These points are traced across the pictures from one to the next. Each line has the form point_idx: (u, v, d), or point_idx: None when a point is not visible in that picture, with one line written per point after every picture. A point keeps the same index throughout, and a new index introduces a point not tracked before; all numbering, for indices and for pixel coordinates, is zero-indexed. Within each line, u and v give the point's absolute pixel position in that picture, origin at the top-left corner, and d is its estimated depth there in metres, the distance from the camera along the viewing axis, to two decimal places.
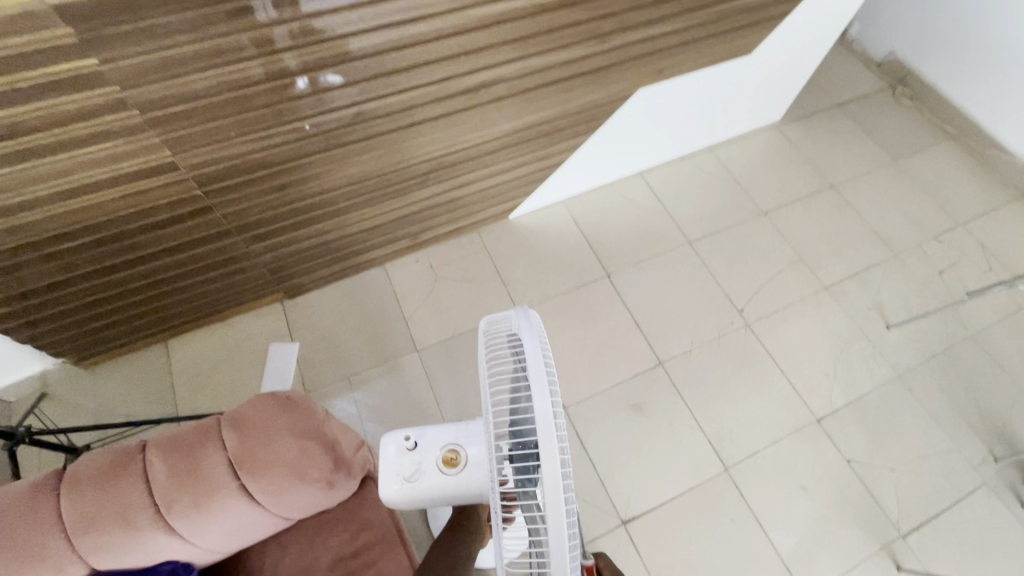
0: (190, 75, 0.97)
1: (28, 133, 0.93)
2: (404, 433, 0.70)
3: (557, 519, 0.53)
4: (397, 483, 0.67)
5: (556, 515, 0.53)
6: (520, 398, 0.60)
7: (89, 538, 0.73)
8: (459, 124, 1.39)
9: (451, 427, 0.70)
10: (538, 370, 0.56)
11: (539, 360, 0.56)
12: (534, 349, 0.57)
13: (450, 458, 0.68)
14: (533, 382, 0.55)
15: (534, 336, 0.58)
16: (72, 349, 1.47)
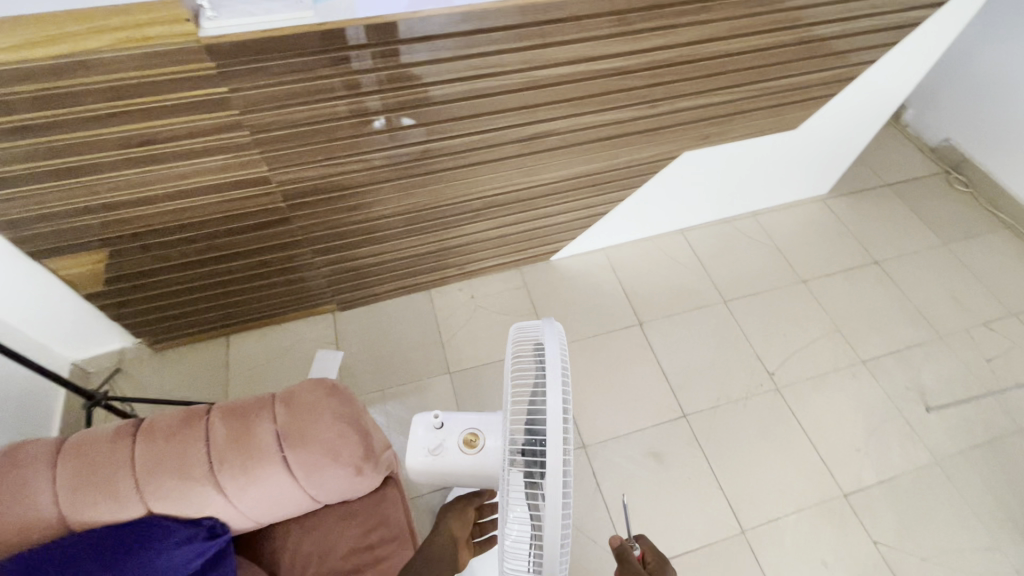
0: (294, 107, 1.16)
1: (161, 142, 1.13)
2: (433, 412, 0.77)
3: (553, 506, 0.58)
4: (422, 454, 0.74)
5: (552, 503, 0.57)
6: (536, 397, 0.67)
7: (151, 481, 0.84)
8: (514, 168, 1.53)
9: (474, 415, 0.77)
10: (554, 369, 0.63)
11: (557, 362, 0.63)
12: (552, 352, 0.64)
13: (471, 440, 0.75)
14: (548, 380, 0.61)
15: (555, 341, 0.65)
16: (149, 332, 1.65)
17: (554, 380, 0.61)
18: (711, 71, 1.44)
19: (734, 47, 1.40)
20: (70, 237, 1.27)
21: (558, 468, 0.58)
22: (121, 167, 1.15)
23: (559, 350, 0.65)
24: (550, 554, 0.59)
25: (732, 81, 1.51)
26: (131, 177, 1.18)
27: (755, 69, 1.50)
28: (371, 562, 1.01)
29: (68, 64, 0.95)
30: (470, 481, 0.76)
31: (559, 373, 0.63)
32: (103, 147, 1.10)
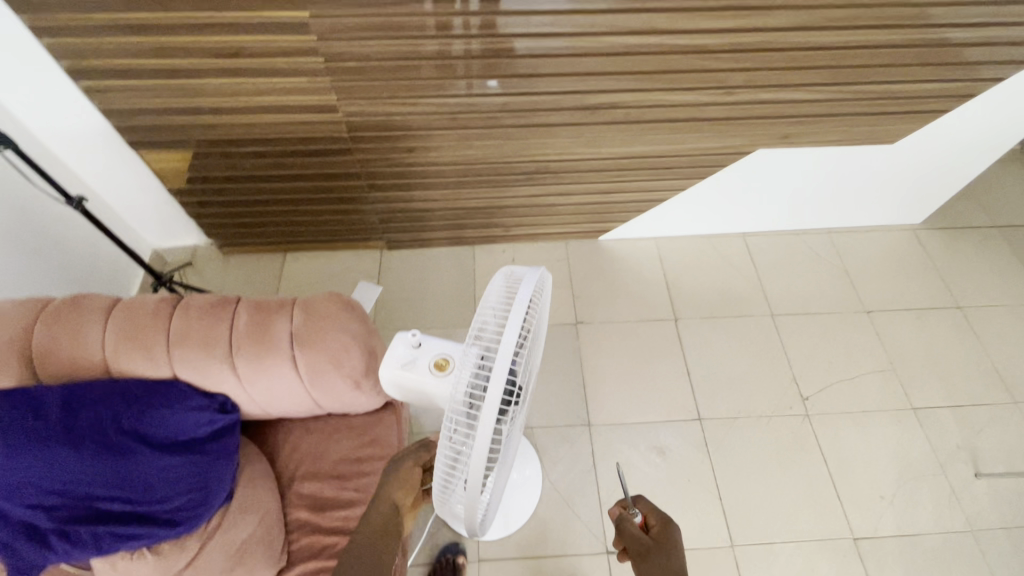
0: (367, 41, 1.21)
1: (247, 57, 1.23)
2: (413, 330, 0.81)
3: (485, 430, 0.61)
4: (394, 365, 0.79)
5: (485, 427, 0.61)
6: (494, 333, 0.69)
7: (179, 349, 0.95)
8: (573, 136, 1.51)
9: (451, 342, 0.81)
10: (519, 310, 0.65)
11: (524, 304, 0.65)
12: (522, 295, 0.66)
13: (441, 364, 0.78)
14: (510, 319, 0.64)
15: (528, 287, 0.68)
16: (220, 235, 1.82)
17: (516, 319, 0.63)
18: (802, 64, 1.34)
19: (833, 40, 1.28)
20: (163, 133, 1.42)
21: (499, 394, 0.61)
22: (211, 75, 1.27)
23: (530, 296, 0.67)
24: (473, 478, 0.63)
25: (826, 78, 1.39)
26: (218, 86, 1.30)
27: (855, 68, 1.37)
28: (357, 473, 1.09)
29: None
30: (432, 402, 0.81)
31: (523, 316, 0.66)
32: (197, 55, 1.21)
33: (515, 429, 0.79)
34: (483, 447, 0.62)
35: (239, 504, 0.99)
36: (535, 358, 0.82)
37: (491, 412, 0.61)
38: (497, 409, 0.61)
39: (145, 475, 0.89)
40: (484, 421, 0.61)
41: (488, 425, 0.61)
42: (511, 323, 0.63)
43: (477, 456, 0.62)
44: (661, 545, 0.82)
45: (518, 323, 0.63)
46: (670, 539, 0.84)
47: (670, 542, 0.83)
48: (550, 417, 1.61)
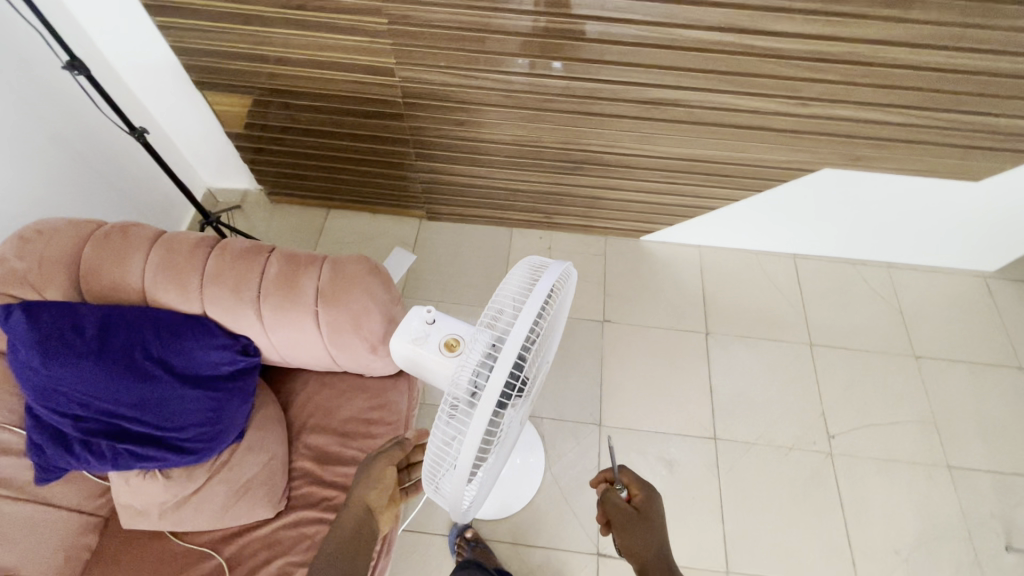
0: (432, 7, 1.20)
1: (314, 11, 1.23)
2: (429, 307, 0.81)
3: (480, 419, 0.61)
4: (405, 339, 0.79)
5: (480, 416, 0.60)
6: (506, 322, 0.67)
7: (211, 289, 0.98)
8: (629, 130, 1.46)
9: (465, 323, 0.80)
10: (534, 303, 0.63)
11: (540, 297, 0.63)
12: (541, 287, 0.64)
13: (451, 344, 0.78)
14: (525, 309, 0.62)
15: (549, 278, 0.65)
16: (269, 183, 1.87)
17: (530, 311, 0.62)
18: (890, 82, 1.23)
19: (929, 60, 1.18)
20: (228, 77, 1.46)
21: (499, 385, 0.60)
22: (278, 25, 1.28)
23: (550, 288, 0.65)
24: (462, 462, 0.63)
25: (914, 101, 1.28)
26: (283, 37, 1.31)
27: (949, 94, 1.25)
28: (362, 435, 1.11)
29: None
30: (438, 381, 0.81)
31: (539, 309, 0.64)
32: (266, 3, 1.23)
33: (518, 419, 0.78)
34: (476, 434, 0.61)
35: (249, 443, 1.03)
36: (549, 351, 0.81)
37: (488, 401, 0.60)
38: (496, 399, 0.60)
39: (165, 401, 0.93)
40: (481, 408, 0.60)
41: (484, 413, 0.61)
42: (524, 314, 0.61)
43: (469, 441, 0.62)
44: (648, 522, 0.81)
45: (532, 315, 0.61)
46: (654, 514, 0.83)
47: (655, 518, 0.82)
48: (562, 411, 1.59)
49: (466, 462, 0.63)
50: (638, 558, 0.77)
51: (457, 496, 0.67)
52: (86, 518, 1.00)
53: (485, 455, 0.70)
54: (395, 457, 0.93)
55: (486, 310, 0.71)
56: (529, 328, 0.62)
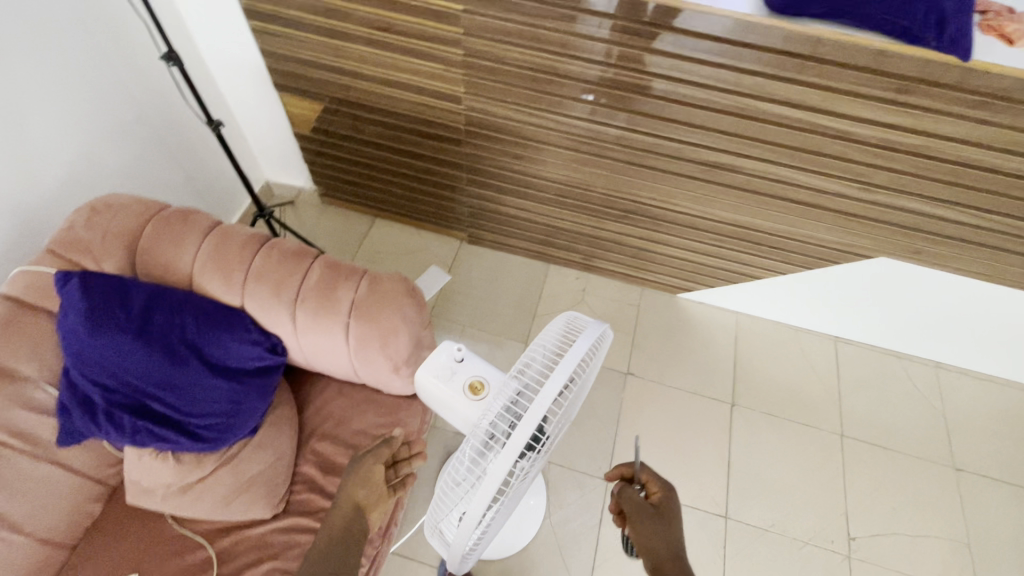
0: (507, 46, 1.24)
1: (396, 34, 1.29)
2: (458, 344, 0.81)
3: (494, 477, 0.60)
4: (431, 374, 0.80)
5: (495, 474, 0.59)
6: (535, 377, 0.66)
7: (253, 285, 1.01)
8: (682, 188, 1.45)
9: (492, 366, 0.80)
10: (567, 366, 0.62)
11: (573, 360, 0.62)
12: (575, 349, 0.63)
13: (476, 387, 0.78)
14: (555, 371, 0.61)
15: (584, 341, 0.64)
16: (324, 185, 1.93)
17: (561, 375, 0.61)
18: (963, 182, 1.19)
19: (1008, 166, 1.13)
20: (306, 83, 1.53)
21: (519, 446, 0.59)
22: (360, 43, 1.35)
23: (584, 351, 0.64)
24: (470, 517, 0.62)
25: (987, 204, 1.23)
26: (363, 54, 1.38)
27: None
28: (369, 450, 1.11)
29: None
30: (458, 419, 0.81)
31: (571, 372, 0.63)
32: (354, 22, 1.30)
33: (533, 471, 0.77)
34: (489, 491, 0.60)
35: (259, 441, 1.04)
36: (574, 407, 0.79)
37: (506, 461, 0.59)
38: (514, 459, 0.59)
39: (189, 386, 0.96)
40: (497, 465, 0.59)
41: (499, 471, 0.60)
42: (554, 377, 0.61)
43: (480, 496, 0.61)
44: (666, 522, 0.82)
45: (562, 379, 0.60)
46: (670, 513, 0.84)
47: (672, 518, 0.83)
48: (572, 459, 1.55)
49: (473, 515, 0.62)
50: (654, 555, 0.77)
51: (459, 545, 0.66)
52: (96, 485, 1.03)
53: (494, 507, 0.69)
54: (382, 454, 0.98)
55: (517, 360, 0.71)
56: (558, 391, 0.61)
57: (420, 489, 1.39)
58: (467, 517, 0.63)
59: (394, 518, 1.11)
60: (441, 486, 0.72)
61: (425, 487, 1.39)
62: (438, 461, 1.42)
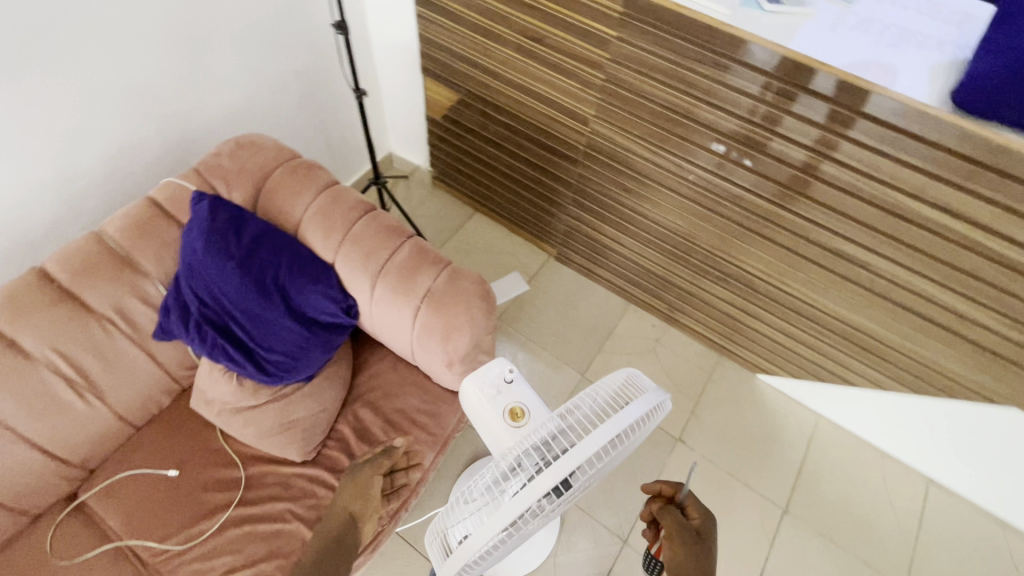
0: (650, 79, 1.22)
1: (545, 46, 1.32)
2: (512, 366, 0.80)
3: (505, 514, 0.58)
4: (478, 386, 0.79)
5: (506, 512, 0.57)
6: (577, 427, 0.63)
7: (347, 247, 1.08)
8: (794, 267, 1.33)
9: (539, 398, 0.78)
10: (612, 427, 0.58)
11: (620, 423, 0.58)
12: (625, 414, 0.60)
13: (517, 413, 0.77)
14: (597, 429, 0.58)
15: (638, 407, 0.61)
16: (438, 169, 2.02)
17: (602, 435, 0.57)
18: None
19: None
20: (449, 73, 1.61)
21: (538, 492, 0.56)
22: (509, 46, 1.40)
23: (635, 418, 0.60)
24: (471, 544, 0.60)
25: None
26: (509, 58, 1.42)
27: None
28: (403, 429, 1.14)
29: None
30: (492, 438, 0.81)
31: (614, 434, 0.59)
32: (510, 26, 1.35)
33: (548, 516, 0.73)
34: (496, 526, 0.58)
35: (310, 389, 1.10)
36: (609, 465, 0.75)
37: (521, 502, 0.57)
38: (530, 503, 0.57)
39: (267, 322, 1.03)
40: (511, 505, 0.57)
41: (512, 511, 0.58)
42: (594, 435, 0.58)
43: (486, 528, 0.59)
44: (706, 549, 0.75)
45: (603, 440, 0.57)
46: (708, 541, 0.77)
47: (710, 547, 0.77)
48: (594, 506, 1.48)
49: (474, 545, 0.60)
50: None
51: (454, 568, 0.65)
52: (171, 382, 1.15)
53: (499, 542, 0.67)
54: (379, 466, 1.07)
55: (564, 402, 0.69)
56: (595, 450, 0.58)
57: (438, 483, 1.40)
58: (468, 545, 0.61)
59: (405, 502, 1.11)
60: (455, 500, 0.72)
61: (443, 483, 1.40)
62: (462, 462, 1.42)
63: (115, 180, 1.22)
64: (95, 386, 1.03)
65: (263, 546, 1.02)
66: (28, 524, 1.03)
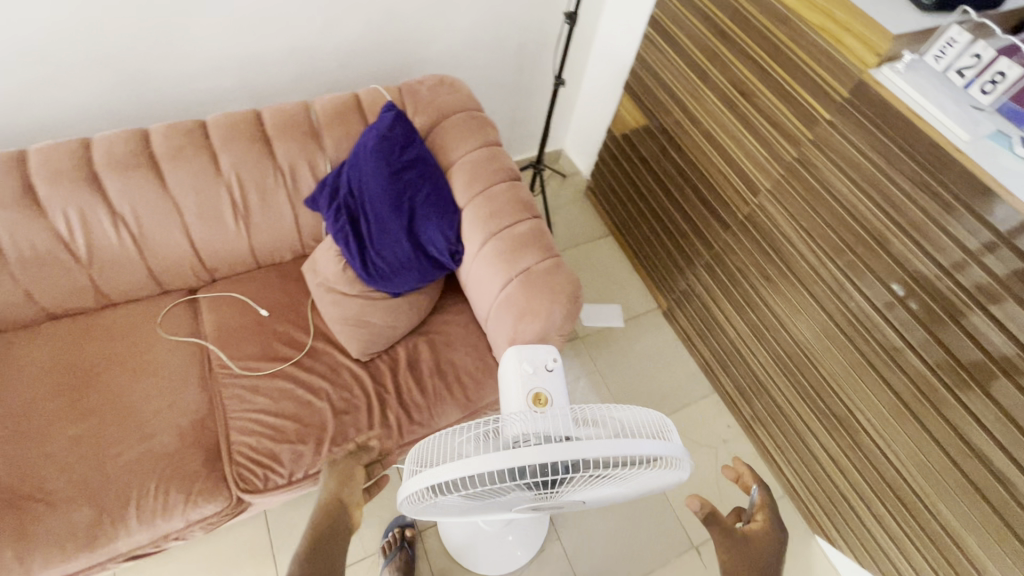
0: (843, 177, 1.13)
1: (751, 104, 1.29)
2: (556, 358, 0.86)
3: (477, 465, 0.56)
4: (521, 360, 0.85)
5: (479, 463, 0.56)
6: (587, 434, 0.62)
7: (480, 201, 1.16)
8: (914, 440, 1.15)
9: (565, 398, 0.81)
10: (620, 446, 0.56)
11: (630, 448, 0.56)
12: (645, 445, 0.58)
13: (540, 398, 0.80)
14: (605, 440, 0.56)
15: (658, 446, 0.58)
16: (595, 181, 2.05)
17: (615, 447, 0.56)
18: None
19: None
20: (647, 97, 1.62)
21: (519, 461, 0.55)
22: (715, 92, 1.38)
23: (651, 454, 0.58)
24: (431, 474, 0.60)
25: None
26: (710, 103, 1.40)
27: None
28: (448, 378, 1.21)
29: (783, 14, 1.15)
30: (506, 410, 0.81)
31: (619, 455, 0.57)
32: (726, 73, 1.33)
33: (514, 505, 0.72)
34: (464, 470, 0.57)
35: (392, 303, 1.21)
36: (591, 496, 0.72)
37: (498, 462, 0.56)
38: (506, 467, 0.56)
39: (388, 229, 1.15)
40: (496, 456, 0.56)
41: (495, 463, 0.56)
42: (605, 442, 0.56)
43: (459, 465, 0.57)
44: (760, 549, 0.70)
45: (612, 452, 0.55)
46: (769, 547, 0.71)
47: (772, 552, 0.71)
48: (580, 558, 1.38)
49: (434, 476, 0.59)
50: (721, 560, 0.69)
51: (403, 489, 0.63)
52: (298, 244, 1.33)
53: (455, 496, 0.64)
54: None
55: (589, 409, 0.67)
56: (592, 457, 0.56)
57: None
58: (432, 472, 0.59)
59: None
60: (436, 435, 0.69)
61: None
62: None
63: (341, 72, 1.45)
64: (247, 216, 1.24)
65: (293, 406, 1.14)
66: (157, 292, 1.27)
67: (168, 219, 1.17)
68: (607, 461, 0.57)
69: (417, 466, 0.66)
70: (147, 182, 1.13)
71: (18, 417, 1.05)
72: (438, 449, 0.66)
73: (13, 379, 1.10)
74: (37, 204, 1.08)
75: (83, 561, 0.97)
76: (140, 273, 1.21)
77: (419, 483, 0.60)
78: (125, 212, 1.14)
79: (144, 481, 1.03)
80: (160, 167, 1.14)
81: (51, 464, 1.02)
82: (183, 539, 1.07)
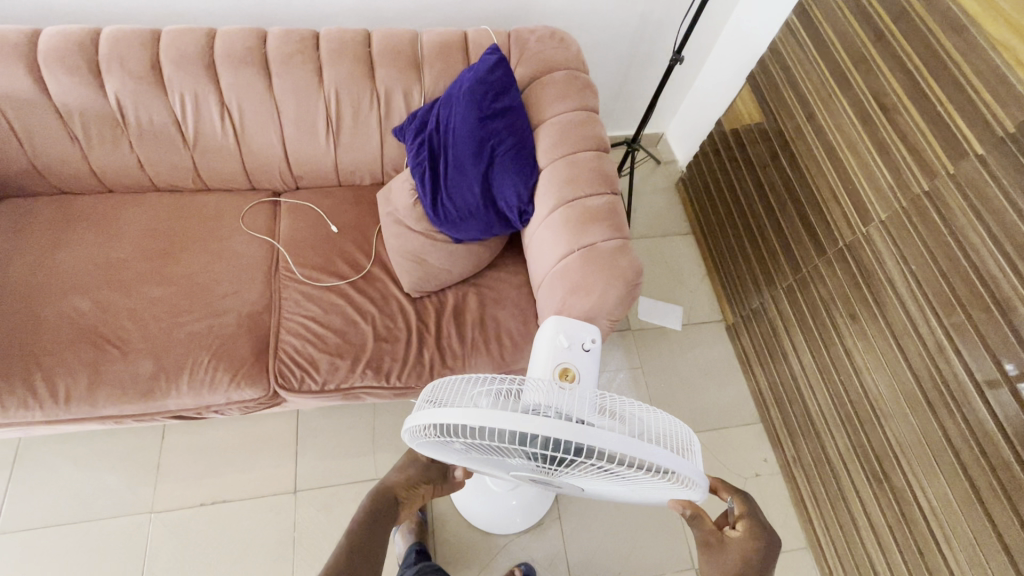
0: (979, 225, 0.98)
1: (890, 120, 1.13)
2: (594, 338, 0.85)
3: (484, 417, 0.55)
4: (560, 333, 0.84)
5: (487, 417, 0.55)
6: (606, 423, 0.59)
7: (562, 164, 1.12)
8: (979, 535, 1.01)
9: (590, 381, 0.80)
10: (634, 447, 0.53)
11: (645, 452, 0.53)
12: (662, 456, 0.54)
13: (567, 373, 0.77)
14: (620, 437, 0.53)
15: (676, 461, 0.54)
16: (690, 175, 1.93)
17: (630, 446, 0.52)
18: None
19: None
20: (769, 93, 1.48)
21: (525, 426, 0.53)
22: (850, 100, 1.22)
23: (665, 466, 0.54)
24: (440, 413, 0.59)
25: None
26: (840, 111, 1.25)
27: None
28: (490, 335, 1.21)
29: (960, 21, 0.98)
30: (531, 375, 0.80)
31: (631, 456, 0.53)
32: (868, 80, 1.17)
33: (518, 469, 0.71)
34: (470, 419, 0.56)
35: (452, 247, 1.21)
36: (591, 486, 0.69)
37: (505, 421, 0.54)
38: (512, 429, 0.54)
39: (464, 174, 1.14)
40: (507, 416, 0.54)
41: (504, 422, 0.54)
42: (620, 438, 0.52)
43: (469, 412, 0.56)
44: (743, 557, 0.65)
45: (625, 450, 0.52)
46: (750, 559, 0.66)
47: (757, 562, 0.65)
48: (576, 541, 1.38)
49: (441, 415, 0.58)
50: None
51: (411, 419, 0.63)
52: (379, 171, 1.37)
53: (460, 442, 0.63)
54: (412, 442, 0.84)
55: (615, 402, 0.64)
56: (601, 449, 0.53)
57: None
58: (442, 411, 0.58)
59: None
60: (458, 379, 0.68)
61: None
62: None
63: (456, 8, 1.43)
64: (338, 134, 1.28)
65: (340, 322, 1.19)
66: (247, 187, 1.36)
67: (268, 120, 1.24)
68: (617, 456, 0.54)
69: (432, 401, 0.66)
70: (256, 81, 1.19)
71: (112, 270, 1.18)
72: (456, 393, 0.65)
73: (115, 234, 1.23)
74: (160, 80, 1.17)
75: (138, 407, 1.09)
76: (235, 166, 1.30)
77: (427, 418, 0.60)
78: (232, 105, 1.21)
79: (199, 352, 1.12)
80: (269, 68, 1.19)
81: (130, 318, 1.13)
82: (222, 413, 1.17)
